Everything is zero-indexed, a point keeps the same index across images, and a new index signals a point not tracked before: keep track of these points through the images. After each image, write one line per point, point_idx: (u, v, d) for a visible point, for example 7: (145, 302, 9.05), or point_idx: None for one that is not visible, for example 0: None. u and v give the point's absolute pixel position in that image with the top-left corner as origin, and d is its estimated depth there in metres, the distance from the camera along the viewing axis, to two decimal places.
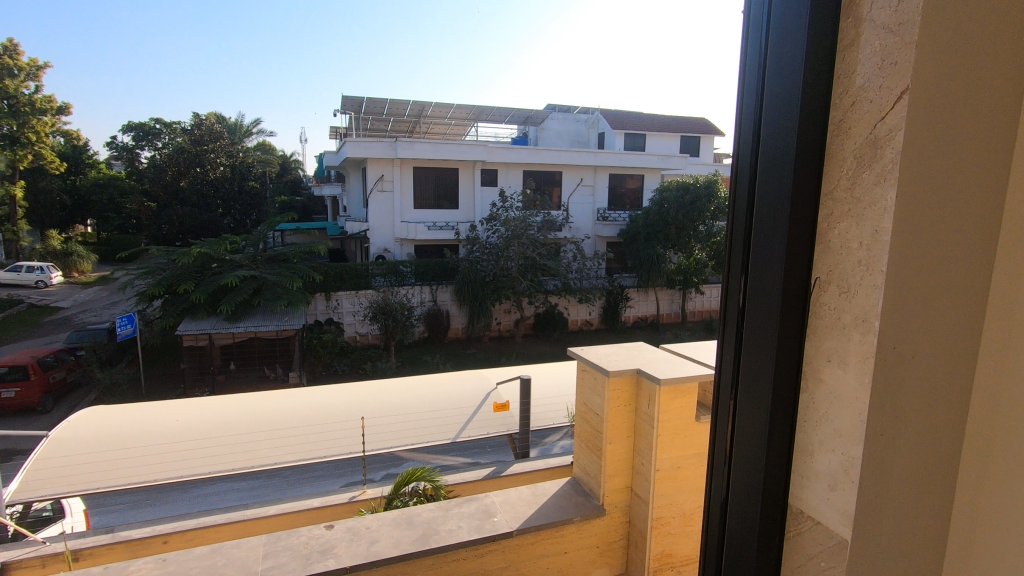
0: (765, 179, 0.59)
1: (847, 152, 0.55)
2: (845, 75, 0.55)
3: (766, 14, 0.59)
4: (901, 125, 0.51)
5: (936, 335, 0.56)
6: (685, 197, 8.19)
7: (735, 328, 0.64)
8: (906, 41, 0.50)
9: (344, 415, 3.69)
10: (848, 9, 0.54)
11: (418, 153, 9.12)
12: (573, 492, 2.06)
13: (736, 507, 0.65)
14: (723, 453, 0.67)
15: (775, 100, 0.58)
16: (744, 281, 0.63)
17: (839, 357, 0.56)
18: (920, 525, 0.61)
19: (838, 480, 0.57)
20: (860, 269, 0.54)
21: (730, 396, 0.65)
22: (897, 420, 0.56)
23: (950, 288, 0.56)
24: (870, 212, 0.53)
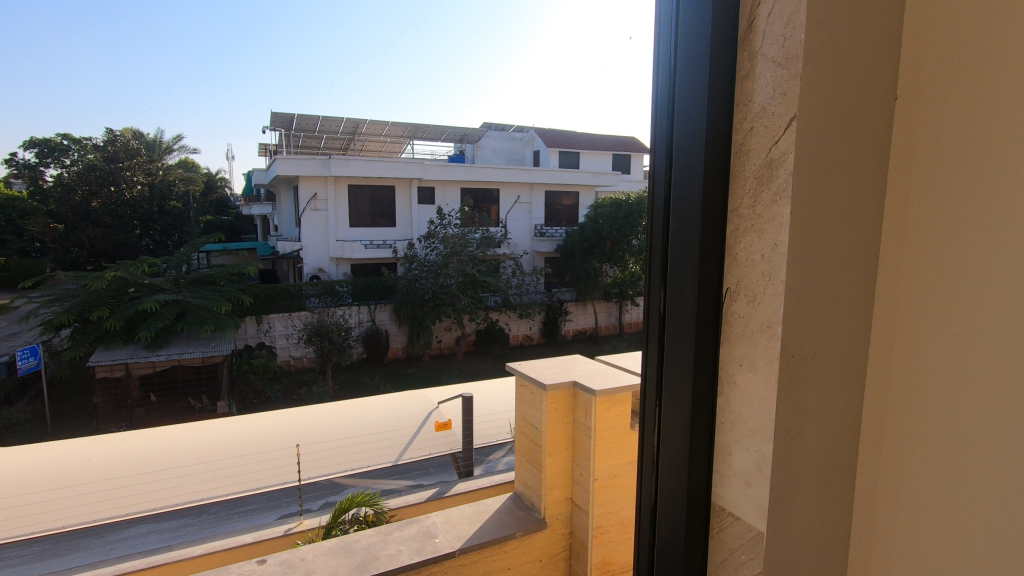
0: (678, 197, 0.64)
1: (748, 173, 0.60)
2: (744, 102, 0.60)
3: (673, 45, 0.63)
4: (790, 150, 0.56)
5: (831, 336, 0.62)
6: (616, 214, 8.42)
7: (657, 337, 0.68)
8: (793, 73, 0.55)
9: (278, 444, 3.53)
10: (745, 42, 0.60)
11: (352, 170, 8.97)
12: (515, 507, 2.06)
13: (665, 509, 0.68)
14: (651, 457, 0.70)
15: (683, 125, 0.62)
16: (663, 293, 0.67)
17: (749, 362, 0.61)
18: (830, 513, 0.67)
19: (752, 477, 0.61)
20: (763, 280, 0.59)
21: (655, 403, 0.69)
22: (800, 417, 0.61)
23: (843, 293, 0.62)
24: (770, 227, 0.58)
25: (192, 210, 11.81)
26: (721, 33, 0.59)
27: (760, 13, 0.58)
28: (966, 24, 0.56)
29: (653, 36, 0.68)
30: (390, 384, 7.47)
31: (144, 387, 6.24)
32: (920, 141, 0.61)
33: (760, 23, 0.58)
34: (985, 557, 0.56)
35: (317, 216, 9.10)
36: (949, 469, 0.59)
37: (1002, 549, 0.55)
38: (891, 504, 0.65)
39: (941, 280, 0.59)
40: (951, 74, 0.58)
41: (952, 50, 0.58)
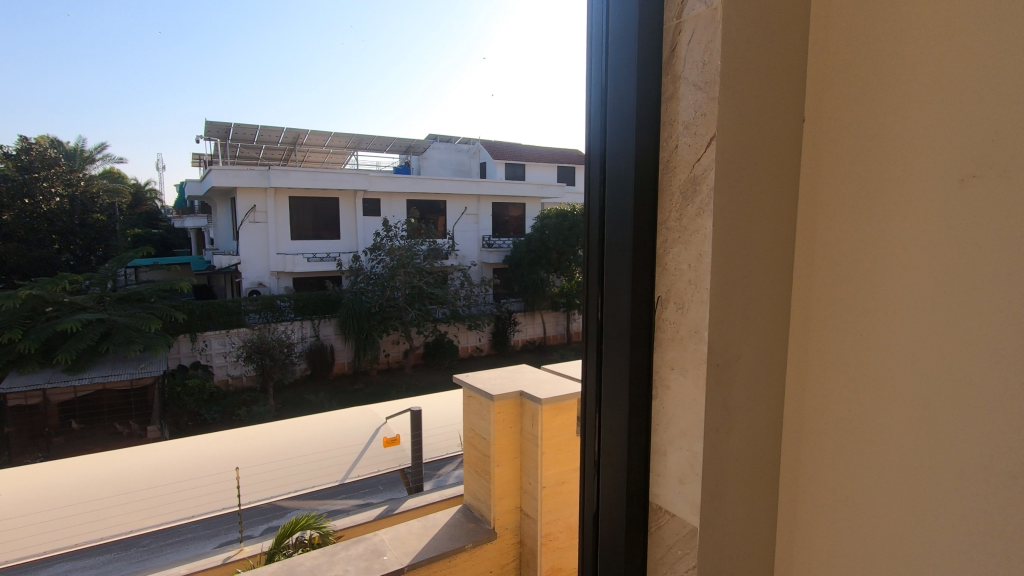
0: (612, 210, 0.67)
1: (674, 188, 0.64)
2: (669, 122, 0.64)
3: (604, 67, 0.67)
4: (711, 167, 0.60)
5: (752, 339, 0.67)
6: (564, 226, 8.46)
7: (596, 344, 0.71)
8: (711, 96, 0.59)
9: (215, 467, 3.36)
10: (668, 67, 0.64)
11: (293, 181, 8.72)
12: (464, 519, 2.05)
13: (607, 510, 0.71)
14: (593, 460, 0.73)
15: (615, 142, 0.66)
16: (601, 303, 0.70)
17: (680, 366, 0.64)
18: (758, 501, 0.72)
19: (686, 475, 0.64)
20: (690, 288, 0.62)
21: (596, 407, 0.72)
22: (727, 415, 0.65)
23: (762, 298, 0.68)
24: (695, 238, 0.62)
25: (117, 222, 11.10)
26: (648, 56, 0.62)
27: (681, 39, 0.62)
28: (863, 59, 0.64)
29: (584, 59, 0.71)
30: (335, 401, 7.26)
31: (65, 414, 5.88)
32: (824, 159, 0.68)
33: (682, 49, 0.62)
34: (890, 529, 0.63)
35: (256, 228, 8.78)
36: (859, 452, 0.65)
37: (904, 522, 0.62)
38: (812, 488, 0.72)
39: (847, 283, 0.66)
40: (851, 101, 0.65)
41: (852, 80, 0.65)
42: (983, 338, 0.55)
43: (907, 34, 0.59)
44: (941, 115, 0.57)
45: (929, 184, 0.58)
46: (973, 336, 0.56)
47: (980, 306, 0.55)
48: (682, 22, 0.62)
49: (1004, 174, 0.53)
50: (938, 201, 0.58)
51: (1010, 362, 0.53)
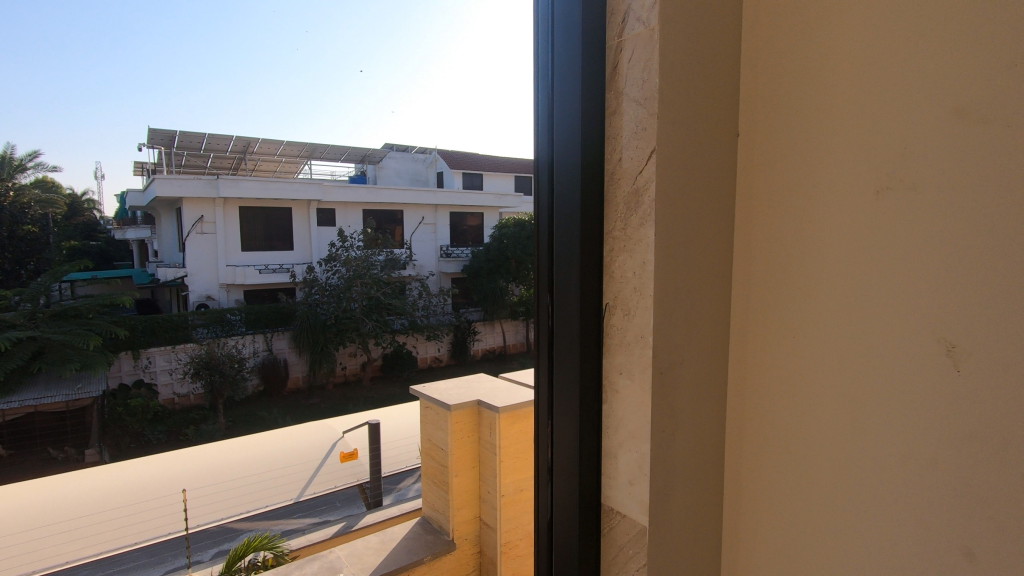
0: (561, 221, 0.69)
1: (619, 200, 0.66)
2: (614, 135, 0.67)
3: (551, 82, 0.69)
4: (652, 179, 0.62)
5: (696, 343, 0.70)
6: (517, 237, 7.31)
7: (548, 351, 0.73)
8: (651, 112, 0.62)
9: (160, 490, 3.19)
10: (612, 83, 0.66)
11: (243, 191, 8.44)
12: (422, 532, 2.04)
13: (560, 514, 0.72)
14: (546, 463, 0.75)
15: (562, 155, 0.68)
16: (551, 311, 0.71)
17: (628, 370, 0.66)
18: (704, 498, 0.76)
19: (635, 476, 0.66)
20: (635, 294, 0.65)
21: (549, 413, 0.73)
22: (673, 417, 0.68)
23: (702, 304, 0.71)
24: (639, 247, 0.64)
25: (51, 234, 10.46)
26: (591, 72, 0.65)
27: (622, 57, 0.65)
28: (793, 81, 0.69)
29: (533, 74, 0.73)
30: (289, 417, 7.05)
31: None
32: (759, 172, 0.73)
33: (623, 66, 0.65)
34: (825, 518, 0.67)
35: (203, 240, 8.45)
36: (798, 445, 0.70)
37: (837, 511, 0.66)
38: (754, 482, 0.76)
39: (783, 287, 0.71)
40: (783, 118, 0.70)
41: (784, 100, 0.70)
42: (900, 337, 0.60)
43: (831, 58, 0.64)
44: (860, 133, 0.62)
45: (852, 195, 0.63)
46: (891, 335, 0.60)
47: (895, 308, 0.60)
48: (624, 41, 0.64)
49: (915, 186, 0.58)
50: (859, 211, 0.63)
51: (923, 359, 0.58)
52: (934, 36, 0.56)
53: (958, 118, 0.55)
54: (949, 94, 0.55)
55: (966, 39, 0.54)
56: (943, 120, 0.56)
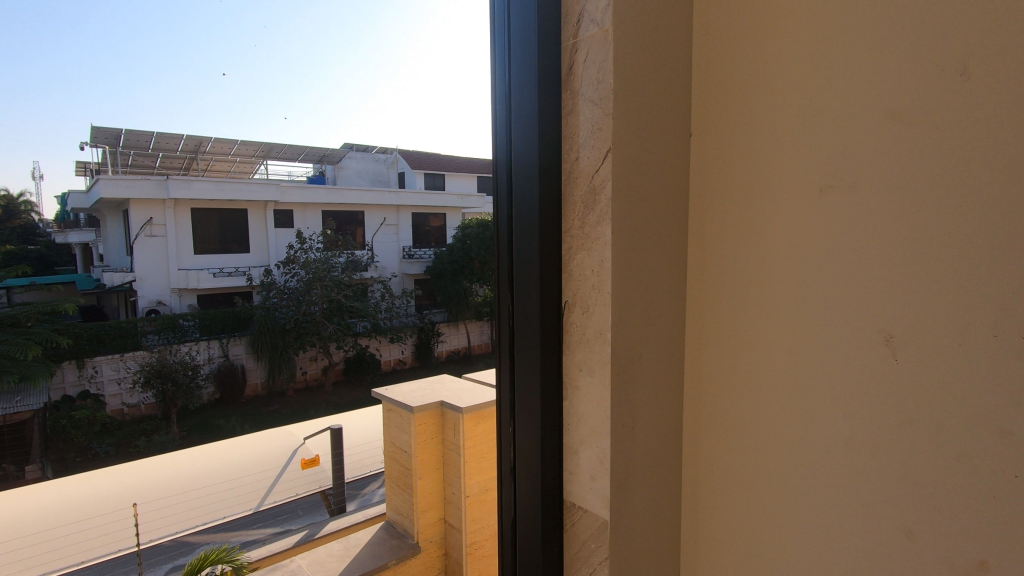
0: (519, 219, 0.69)
1: (577, 199, 0.67)
2: (571, 135, 0.67)
3: (508, 81, 0.70)
4: (608, 178, 0.63)
5: (652, 339, 0.72)
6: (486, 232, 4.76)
7: (509, 349, 0.73)
8: (607, 111, 0.62)
9: (108, 505, 3.03)
10: (568, 84, 0.67)
11: (196, 192, 8.01)
12: (387, 536, 2.02)
13: (523, 512, 0.73)
14: (509, 461, 0.75)
15: (521, 154, 0.68)
16: (512, 310, 0.72)
17: (588, 367, 0.67)
18: (663, 489, 0.77)
19: (596, 471, 0.67)
20: (594, 292, 0.66)
21: (511, 411, 0.74)
22: (632, 411, 0.69)
23: (658, 300, 0.73)
24: (596, 245, 0.65)
25: None
26: (548, 72, 0.65)
27: (578, 57, 0.66)
28: (742, 82, 0.71)
29: (491, 73, 0.74)
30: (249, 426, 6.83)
31: None
32: (711, 171, 0.75)
33: (579, 67, 0.65)
34: (779, 505, 0.70)
35: None
36: (753, 436, 0.72)
37: (790, 498, 0.69)
38: (712, 473, 0.78)
39: (736, 283, 0.73)
40: (733, 120, 0.73)
41: (735, 102, 0.72)
42: (845, 330, 0.63)
43: (777, 61, 0.67)
44: (806, 134, 0.65)
45: (798, 195, 0.66)
46: (836, 327, 0.63)
47: (840, 302, 0.63)
48: (579, 42, 0.65)
49: (855, 185, 0.61)
50: (806, 208, 0.65)
51: (866, 349, 0.61)
52: (871, 42, 0.59)
53: (893, 119, 0.58)
54: (883, 97, 0.58)
55: (899, 44, 0.57)
56: (881, 122, 0.59)
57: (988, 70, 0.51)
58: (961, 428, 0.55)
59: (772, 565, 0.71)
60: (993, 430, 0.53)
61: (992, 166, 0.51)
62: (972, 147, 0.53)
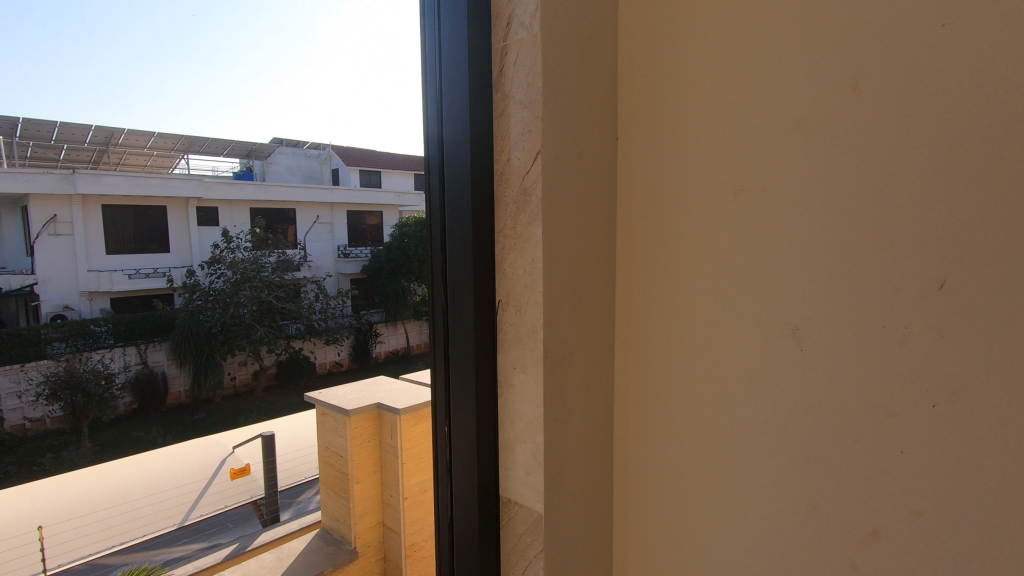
0: (452, 219, 0.69)
1: (508, 199, 0.68)
2: (502, 137, 0.68)
3: (439, 78, 0.69)
4: (538, 180, 0.64)
5: (582, 336, 0.74)
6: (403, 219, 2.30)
7: (443, 350, 0.73)
8: (536, 114, 0.64)
9: None
10: (498, 85, 0.68)
11: None
12: (322, 544, 1.96)
13: (459, 510, 0.73)
14: (445, 460, 0.75)
15: (452, 153, 0.68)
16: (446, 309, 0.72)
17: (522, 364, 0.68)
18: (594, 481, 0.80)
19: (531, 466, 0.69)
20: (526, 290, 0.67)
21: (446, 411, 0.74)
22: (564, 406, 0.71)
23: (587, 298, 0.75)
24: (528, 245, 0.66)
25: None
26: (479, 73, 0.66)
27: (508, 60, 0.67)
28: (665, 89, 0.74)
29: (422, 71, 0.73)
30: None
31: None
32: (636, 172, 0.78)
33: (509, 69, 0.66)
34: (703, 491, 0.74)
35: None
36: (678, 427, 0.76)
37: (711, 483, 0.73)
38: (640, 463, 0.82)
39: (661, 281, 0.76)
40: (654, 126, 0.76)
41: (655, 109, 0.76)
42: (756, 324, 0.67)
43: (696, 69, 0.71)
44: (719, 141, 0.69)
45: (714, 198, 0.70)
46: (749, 321, 0.68)
47: (751, 298, 0.68)
48: (509, 45, 0.66)
49: (764, 187, 0.66)
50: (721, 210, 0.69)
51: (775, 341, 0.66)
52: (776, 56, 0.64)
53: (796, 128, 0.63)
54: (787, 109, 0.63)
55: (800, 61, 0.62)
56: (786, 131, 0.64)
57: (874, 87, 0.57)
58: (858, 411, 0.60)
59: (697, 547, 0.76)
60: (885, 412, 0.59)
61: (878, 174, 0.57)
62: (860, 158, 0.58)
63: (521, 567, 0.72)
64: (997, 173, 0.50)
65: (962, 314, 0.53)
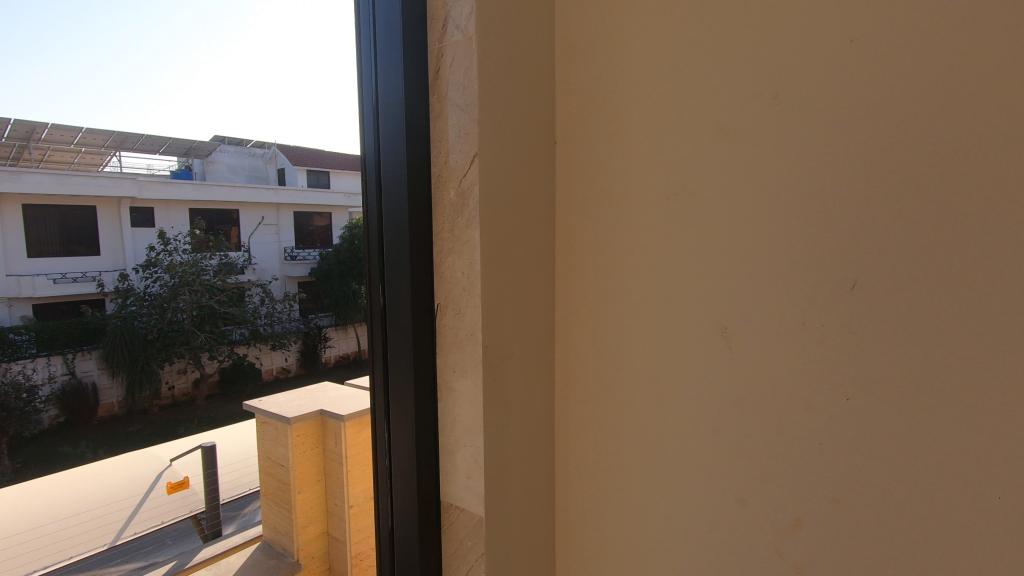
0: (389, 221, 0.68)
1: (445, 202, 0.68)
2: (438, 138, 0.67)
3: (374, 78, 0.68)
4: (475, 183, 0.64)
5: (522, 339, 0.75)
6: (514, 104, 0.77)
7: (381, 356, 0.71)
8: (472, 117, 0.64)
9: None
10: (435, 87, 0.67)
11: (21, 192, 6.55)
12: None
13: (399, 518, 0.72)
14: (384, 470, 0.73)
15: (388, 156, 0.67)
16: (383, 314, 0.70)
17: (461, 368, 0.68)
18: (537, 482, 0.81)
19: (471, 470, 0.69)
20: (465, 294, 0.67)
21: (385, 420, 0.72)
22: (504, 408, 0.71)
23: (526, 300, 0.75)
24: (466, 248, 0.66)
25: None
26: (413, 76, 0.65)
27: (444, 62, 0.66)
28: (601, 94, 0.75)
29: (357, 68, 0.71)
30: None
31: None
32: (575, 176, 0.80)
33: (445, 71, 0.66)
34: (641, 487, 0.76)
35: None
36: (619, 426, 0.77)
37: (649, 480, 0.75)
38: (581, 462, 0.83)
39: (600, 283, 0.78)
40: (592, 130, 0.77)
41: (592, 114, 0.77)
42: (687, 324, 0.70)
43: (629, 74, 0.72)
44: (651, 146, 0.71)
45: (647, 203, 0.72)
46: (681, 322, 0.70)
47: (684, 298, 0.70)
48: (445, 47, 0.66)
49: (693, 192, 0.68)
50: (654, 214, 0.71)
51: (705, 340, 0.68)
52: (704, 66, 0.66)
53: (722, 135, 0.65)
54: (715, 116, 0.66)
55: (724, 69, 0.64)
56: (713, 138, 0.66)
57: (792, 97, 0.60)
58: (782, 406, 0.63)
59: (635, 543, 0.77)
60: (807, 405, 0.62)
61: (796, 181, 0.61)
62: (779, 165, 0.62)
63: (464, 570, 0.71)
64: (901, 180, 0.54)
65: (871, 312, 0.57)
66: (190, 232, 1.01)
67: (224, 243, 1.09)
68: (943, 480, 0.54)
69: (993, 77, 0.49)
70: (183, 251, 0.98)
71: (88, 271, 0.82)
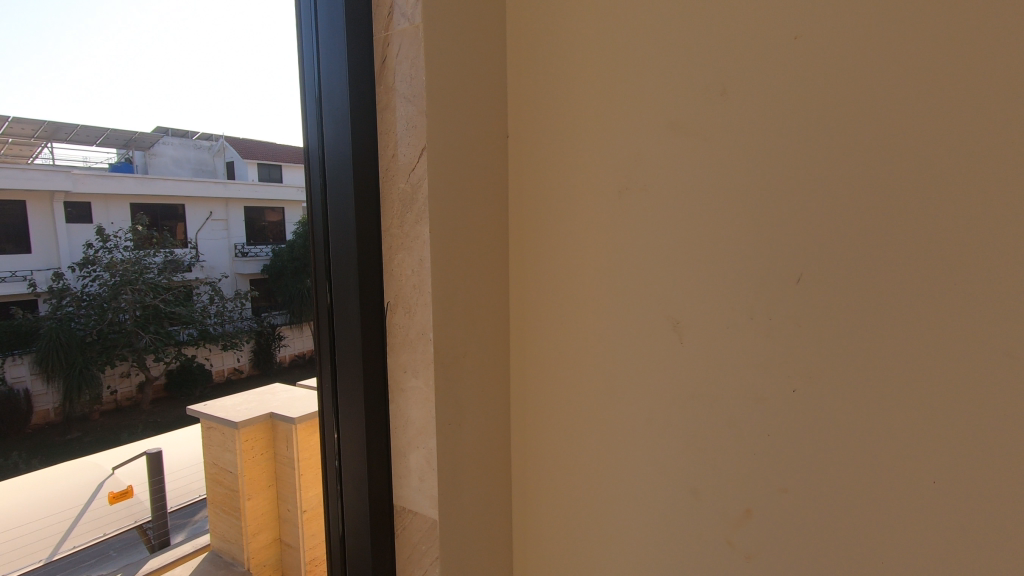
0: (335, 217, 0.65)
1: (393, 197, 0.65)
2: (386, 131, 0.65)
3: (317, 68, 0.65)
4: (424, 178, 0.62)
5: (475, 335, 0.73)
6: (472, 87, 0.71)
7: (328, 358, 0.68)
8: (420, 109, 0.62)
9: None
10: (381, 77, 0.65)
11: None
12: None
13: (350, 525, 0.69)
14: (333, 475, 0.70)
15: (333, 149, 0.64)
16: (330, 313, 0.67)
17: (413, 368, 0.66)
18: (492, 481, 0.79)
19: (424, 472, 0.67)
20: (415, 291, 0.65)
21: (333, 425, 0.69)
22: (456, 407, 0.70)
23: (479, 296, 0.74)
24: (416, 244, 0.64)
25: None
26: (359, 65, 0.63)
27: (390, 51, 0.64)
28: (553, 86, 0.74)
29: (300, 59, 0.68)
30: None
31: None
32: (527, 169, 0.78)
33: (392, 62, 0.63)
34: (597, 481, 0.76)
35: None
36: (575, 421, 0.77)
37: (605, 475, 0.75)
38: (536, 459, 0.82)
39: (554, 278, 0.77)
40: (543, 122, 0.76)
41: (543, 107, 0.76)
42: (640, 319, 0.70)
43: (580, 66, 0.71)
44: (603, 140, 0.70)
45: (600, 197, 0.71)
46: (635, 317, 0.70)
47: (637, 293, 0.70)
48: (391, 35, 0.63)
49: (644, 187, 0.68)
50: (607, 208, 0.71)
51: (659, 335, 0.68)
52: (653, 60, 0.66)
53: (671, 130, 0.65)
54: (665, 111, 0.66)
55: (672, 64, 0.65)
56: (662, 133, 0.66)
57: (738, 93, 0.61)
58: (732, 398, 0.64)
59: (591, 538, 0.77)
60: (754, 398, 0.63)
61: (743, 176, 0.61)
62: (726, 160, 0.62)
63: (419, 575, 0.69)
64: (841, 177, 0.56)
65: (814, 305, 0.59)
66: (130, 230, 0.57)
67: (169, 241, 0.61)
68: (879, 465, 0.57)
69: (917, 84, 0.52)
70: (124, 249, 0.56)
71: (14, 270, 0.50)
